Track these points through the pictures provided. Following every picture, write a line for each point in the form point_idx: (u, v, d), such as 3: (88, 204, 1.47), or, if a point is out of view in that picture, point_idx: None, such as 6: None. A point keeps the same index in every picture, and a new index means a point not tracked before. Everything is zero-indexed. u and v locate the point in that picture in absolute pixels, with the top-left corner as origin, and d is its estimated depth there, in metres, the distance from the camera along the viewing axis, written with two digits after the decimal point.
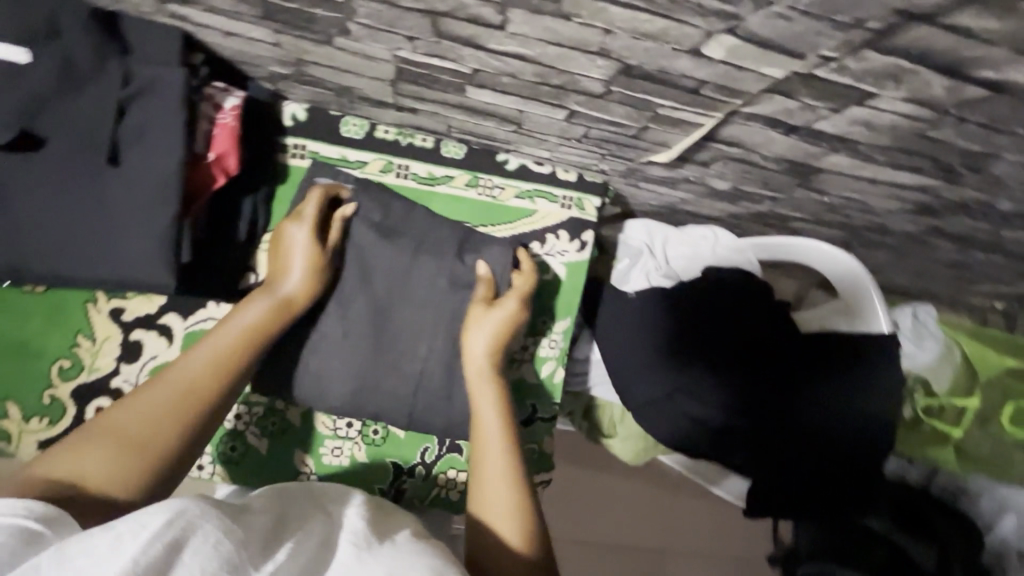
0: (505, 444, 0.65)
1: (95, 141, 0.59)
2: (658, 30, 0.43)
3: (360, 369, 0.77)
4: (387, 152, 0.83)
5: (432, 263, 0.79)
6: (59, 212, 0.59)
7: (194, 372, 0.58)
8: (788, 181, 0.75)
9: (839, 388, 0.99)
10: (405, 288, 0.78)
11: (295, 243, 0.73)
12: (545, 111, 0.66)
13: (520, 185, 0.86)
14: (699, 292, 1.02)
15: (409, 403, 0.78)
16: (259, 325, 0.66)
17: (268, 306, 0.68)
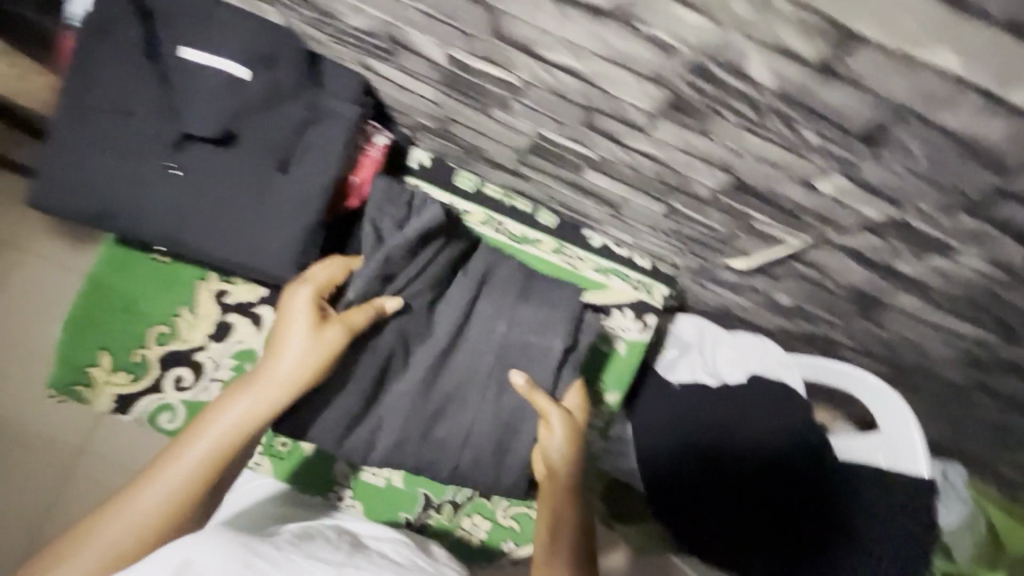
0: (572, 544, 0.72)
1: (275, 152, 0.69)
2: (782, 161, 0.51)
3: (426, 388, 0.79)
4: (489, 208, 0.92)
5: (492, 302, 0.83)
6: (224, 202, 0.68)
7: (154, 507, 0.57)
8: (851, 310, 0.81)
9: (856, 522, 0.97)
10: (467, 317, 0.82)
11: (294, 314, 0.67)
12: (647, 202, 0.75)
13: (599, 261, 0.94)
14: (735, 396, 1.07)
15: (466, 430, 0.80)
16: (231, 435, 0.62)
17: (247, 406, 0.63)
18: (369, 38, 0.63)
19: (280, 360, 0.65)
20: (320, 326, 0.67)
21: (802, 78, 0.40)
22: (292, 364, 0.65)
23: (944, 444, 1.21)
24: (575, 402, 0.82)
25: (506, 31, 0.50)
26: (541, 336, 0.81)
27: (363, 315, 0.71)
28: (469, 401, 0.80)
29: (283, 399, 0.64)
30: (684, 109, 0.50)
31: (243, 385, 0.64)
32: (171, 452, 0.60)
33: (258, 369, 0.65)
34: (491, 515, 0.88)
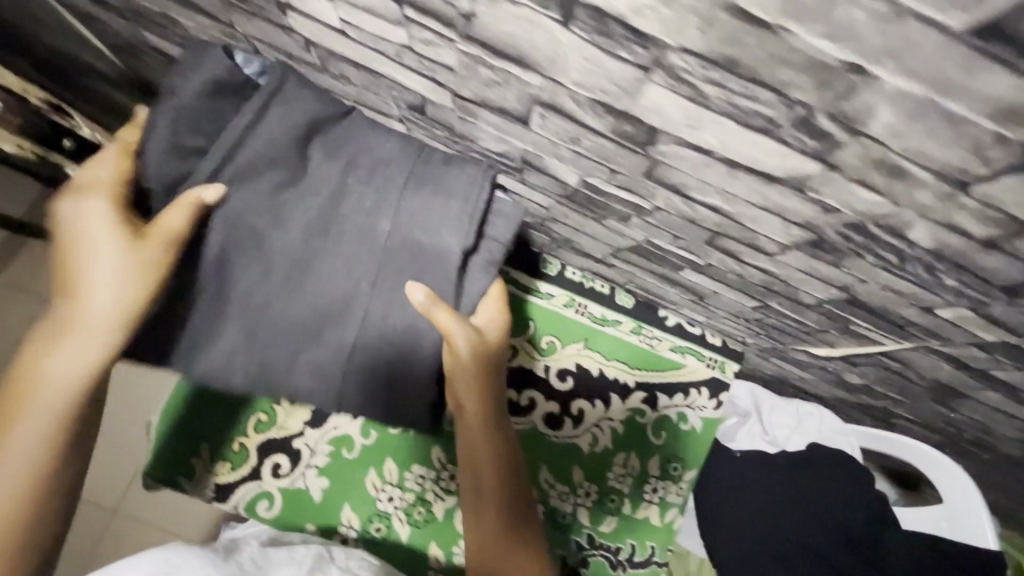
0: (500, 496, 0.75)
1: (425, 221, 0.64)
2: (907, 291, 0.56)
3: (298, 294, 0.65)
4: (571, 290, 0.96)
5: (378, 188, 0.64)
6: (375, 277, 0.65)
7: (13, 478, 0.56)
8: (924, 394, 0.85)
9: None
10: (335, 199, 0.64)
11: (82, 221, 0.60)
12: (738, 298, 0.80)
13: (675, 340, 0.98)
14: (802, 467, 1.10)
15: (346, 351, 0.67)
16: (70, 378, 0.58)
17: (80, 345, 0.58)
18: (501, 158, 0.67)
19: (88, 283, 0.58)
20: (111, 237, 0.59)
21: (961, 245, 0.45)
22: (108, 292, 0.58)
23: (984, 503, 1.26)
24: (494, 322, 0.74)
25: (658, 175, 0.54)
26: (429, 233, 0.64)
27: (173, 217, 0.59)
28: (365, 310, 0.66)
29: (116, 328, 0.59)
30: (823, 247, 0.54)
31: (69, 329, 0.58)
32: (11, 404, 0.57)
33: (65, 306, 0.59)
34: None
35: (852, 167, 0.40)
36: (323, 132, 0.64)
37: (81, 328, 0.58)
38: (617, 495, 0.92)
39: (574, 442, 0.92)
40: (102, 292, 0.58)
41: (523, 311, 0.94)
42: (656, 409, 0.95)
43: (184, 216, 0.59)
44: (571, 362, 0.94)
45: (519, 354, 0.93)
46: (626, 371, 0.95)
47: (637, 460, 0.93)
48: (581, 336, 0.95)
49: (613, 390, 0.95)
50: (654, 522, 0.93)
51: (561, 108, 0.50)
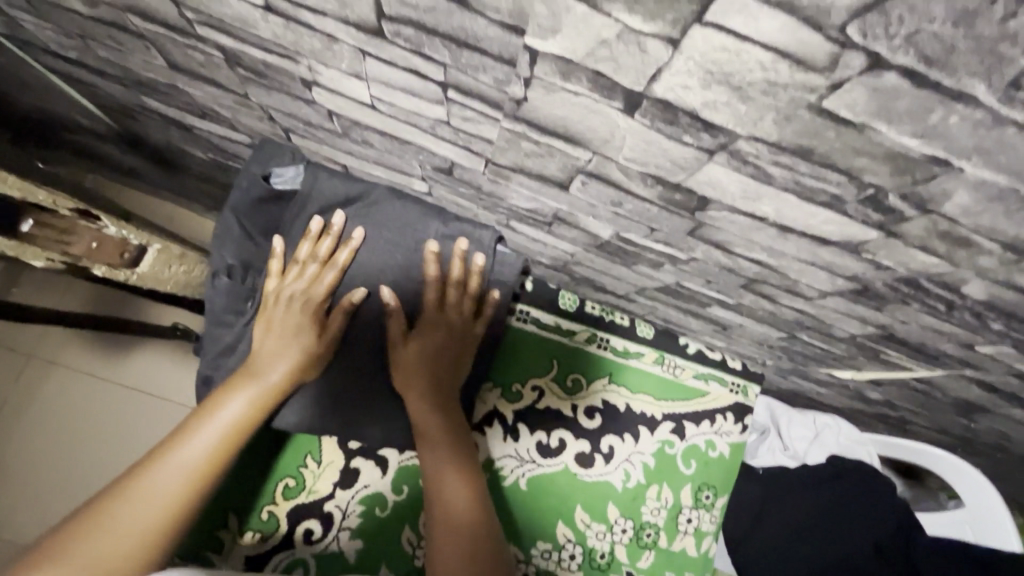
0: (466, 484, 0.73)
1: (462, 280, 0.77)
2: (949, 331, 0.56)
3: (359, 351, 0.76)
4: (592, 325, 0.95)
5: (407, 242, 0.75)
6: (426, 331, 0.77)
7: (152, 510, 0.61)
8: (948, 409, 0.87)
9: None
10: (372, 265, 0.75)
11: (276, 319, 0.73)
12: (764, 330, 0.80)
13: (697, 367, 0.98)
14: (826, 480, 1.10)
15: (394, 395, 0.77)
16: (236, 420, 0.67)
17: (246, 399, 0.68)
18: (529, 213, 0.66)
19: (271, 353, 0.71)
20: (300, 323, 0.72)
21: (1014, 299, 0.45)
22: (283, 366, 0.70)
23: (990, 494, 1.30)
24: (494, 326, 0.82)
25: (701, 233, 0.54)
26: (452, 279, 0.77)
27: (339, 313, 0.73)
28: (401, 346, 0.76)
29: (281, 392, 0.70)
30: (867, 295, 0.54)
31: (243, 379, 0.70)
32: (181, 436, 0.66)
33: (254, 368, 0.70)
34: None
35: (916, 236, 0.41)
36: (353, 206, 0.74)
37: (264, 389, 0.69)
38: (652, 528, 0.91)
39: (606, 480, 0.91)
40: (283, 365, 0.71)
41: (547, 351, 0.93)
42: (684, 438, 0.95)
43: (345, 317, 0.74)
44: (598, 398, 0.93)
45: (546, 394, 0.91)
46: (652, 402, 0.95)
47: (670, 491, 0.93)
48: (606, 371, 0.94)
49: (642, 423, 0.94)
50: (692, 551, 0.93)
51: (606, 177, 0.49)
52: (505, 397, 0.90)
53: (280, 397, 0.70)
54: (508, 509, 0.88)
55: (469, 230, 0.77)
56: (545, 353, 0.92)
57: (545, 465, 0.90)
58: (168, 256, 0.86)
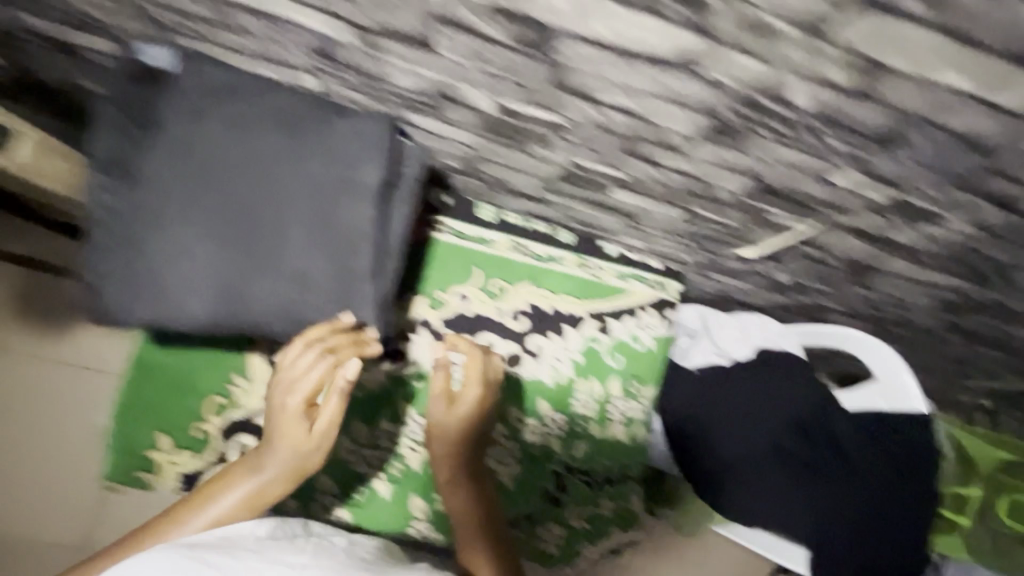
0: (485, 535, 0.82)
1: (353, 169, 0.69)
2: (806, 164, 0.61)
3: (246, 250, 0.68)
4: (513, 233, 0.98)
5: (296, 139, 0.68)
6: (318, 229, 0.69)
7: None
8: (845, 279, 0.93)
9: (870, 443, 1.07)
10: (253, 153, 0.67)
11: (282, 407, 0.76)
12: (666, 211, 0.85)
13: (618, 267, 1.02)
14: (758, 374, 1.15)
15: (286, 297, 0.70)
16: (222, 514, 0.74)
17: (245, 489, 0.75)
18: (417, 96, 0.68)
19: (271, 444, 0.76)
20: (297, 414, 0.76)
21: (837, 101, 0.49)
22: (278, 464, 0.76)
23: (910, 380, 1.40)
24: (401, 235, 0.75)
25: (565, 82, 0.57)
26: (344, 168, 0.69)
27: (333, 400, 0.76)
28: (288, 241, 0.69)
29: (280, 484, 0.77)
30: (725, 130, 0.58)
31: (253, 461, 0.76)
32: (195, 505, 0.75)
33: (259, 458, 0.76)
34: (562, 519, 0.98)
35: (729, 32, 0.44)
36: (228, 87, 0.67)
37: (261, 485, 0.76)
38: (583, 420, 0.96)
39: (536, 377, 0.95)
40: (281, 455, 0.76)
41: (468, 260, 0.95)
42: (610, 334, 0.99)
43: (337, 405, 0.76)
44: (523, 302, 0.97)
45: (471, 301, 0.95)
46: (576, 302, 0.99)
47: (600, 385, 0.97)
48: (528, 276, 0.97)
49: (567, 321, 0.98)
50: (623, 440, 0.99)
51: (460, 21, 0.51)
52: (430, 306, 0.93)
53: (277, 488, 0.76)
54: None
55: (367, 115, 0.70)
56: (468, 262, 0.95)
57: None
58: (46, 151, 0.79)
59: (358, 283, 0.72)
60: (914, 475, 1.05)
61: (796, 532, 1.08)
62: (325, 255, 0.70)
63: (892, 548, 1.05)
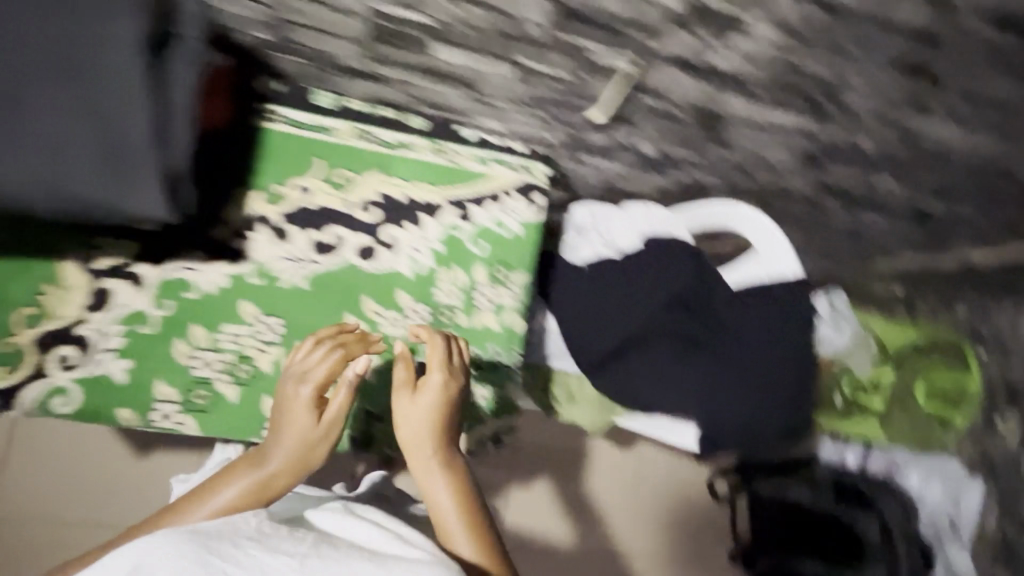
0: (461, 509, 0.75)
1: (102, 22, 0.61)
2: None
3: None
4: (356, 120, 0.92)
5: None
6: (66, 90, 0.61)
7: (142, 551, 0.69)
8: (702, 136, 0.90)
9: (752, 312, 1.07)
10: None
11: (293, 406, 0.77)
12: (496, 68, 0.80)
13: (477, 152, 0.97)
14: (644, 261, 1.12)
15: (32, 170, 0.61)
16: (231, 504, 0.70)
17: (244, 486, 0.72)
18: None
19: (274, 443, 0.75)
20: (301, 409, 0.77)
21: None
22: (283, 455, 0.74)
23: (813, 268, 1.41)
24: (187, 101, 0.68)
25: None
26: (91, 22, 0.61)
27: (341, 394, 0.77)
28: (32, 98, 0.60)
29: (280, 481, 0.74)
30: None
31: (251, 460, 0.75)
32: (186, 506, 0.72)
33: (260, 457, 0.75)
34: None
35: None
36: None
37: (266, 481, 0.73)
38: (449, 309, 0.93)
39: (394, 269, 0.90)
40: (281, 453, 0.75)
41: (307, 149, 0.89)
42: (472, 221, 0.94)
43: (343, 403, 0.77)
44: (373, 192, 0.91)
45: (313, 193, 0.89)
46: (432, 189, 0.93)
47: (463, 273, 0.93)
48: (376, 164, 0.92)
49: (423, 210, 0.92)
50: (495, 327, 0.95)
51: None
52: (267, 200, 0.87)
53: (277, 485, 0.74)
54: (292, 309, 0.85)
55: None
56: (309, 153, 0.89)
57: (325, 263, 0.87)
58: None
59: (131, 147, 0.64)
60: (794, 337, 1.06)
61: (687, 407, 1.08)
62: (84, 118, 0.63)
63: (779, 413, 1.06)
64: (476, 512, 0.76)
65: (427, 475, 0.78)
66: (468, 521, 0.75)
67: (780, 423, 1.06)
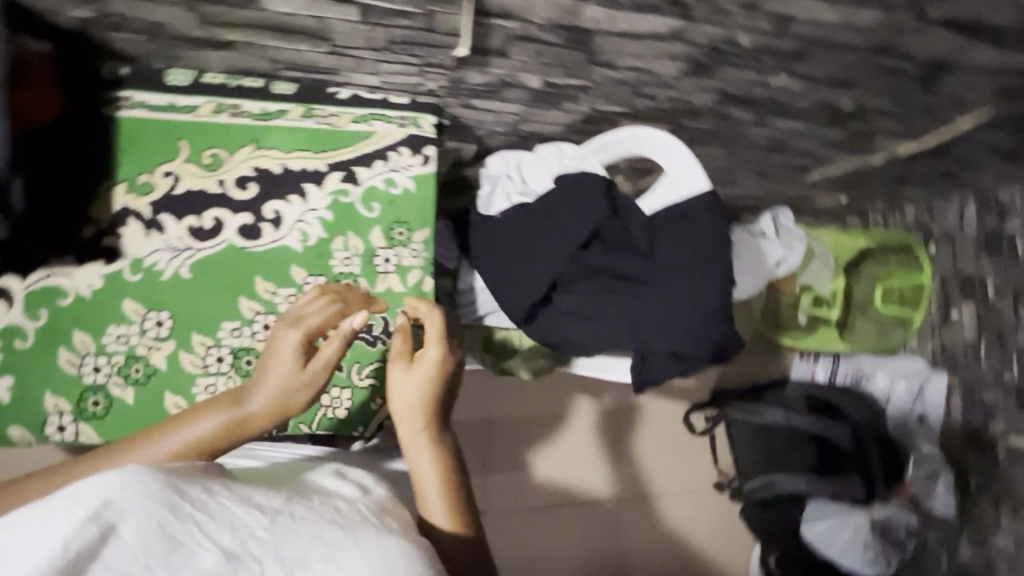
0: (441, 474, 0.75)
1: None
2: None
3: None
4: (217, 95, 0.86)
5: None
6: None
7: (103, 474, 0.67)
8: (580, 58, 0.85)
9: (667, 231, 1.03)
10: None
11: (276, 350, 0.76)
12: (341, 14, 0.75)
13: (355, 111, 0.93)
14: (554, 201, 1.09)
15: None
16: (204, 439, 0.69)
17: (222, 421, 0.71)
18: None
19: (256, 390, 0.73)
20: (286, 354, 0.75)
21: None
22: (263, 398, 0.72)
23: (737, 175, 1.43)
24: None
25: None
26: None
27: (334, 345, 0.76)
28: None
29: (256, 424, 0.73)
30: None
31: (228, 401, 0.73)
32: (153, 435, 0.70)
33: (239, 397, 0.73)
34: (349, 382, 0.91)
35: None
36: None
37: (243, 421, 0.72)
38: (349, 277, 0.89)
39: (282, 245, 0.87)
40: (264, 395, 0.73)
41: (168, 133, 0.84)
42: (359, 184, 0.91)
43: (339, 350, 0.76)
44: (248, 168, 0.86)
45: (182, 178, 0.84)
46: (311, 156, 0.89)
47: (358, 239, 0.90)
48: (248, 139, 0.87)
49: (305, 180, 0.88)
50: (399, 288, 0.92)
51: None
52: (132, 193, 0.82)
53: (252, 429, 0.73)
54: (177, 301, 0.82)
55: None
56: (171, 137, 0.84)
57: (207, 248, 0.84)
58: None
59: None
60: (713, 253, 0.99)
61: (613, 342, 1.04)
62: None
63: (707, 335, 0.98)
64: (456, 479, 0.76)
65: (415, 445, 0.77)
66: (448, 496, 0.74)
67: (710, 344, 0.98)
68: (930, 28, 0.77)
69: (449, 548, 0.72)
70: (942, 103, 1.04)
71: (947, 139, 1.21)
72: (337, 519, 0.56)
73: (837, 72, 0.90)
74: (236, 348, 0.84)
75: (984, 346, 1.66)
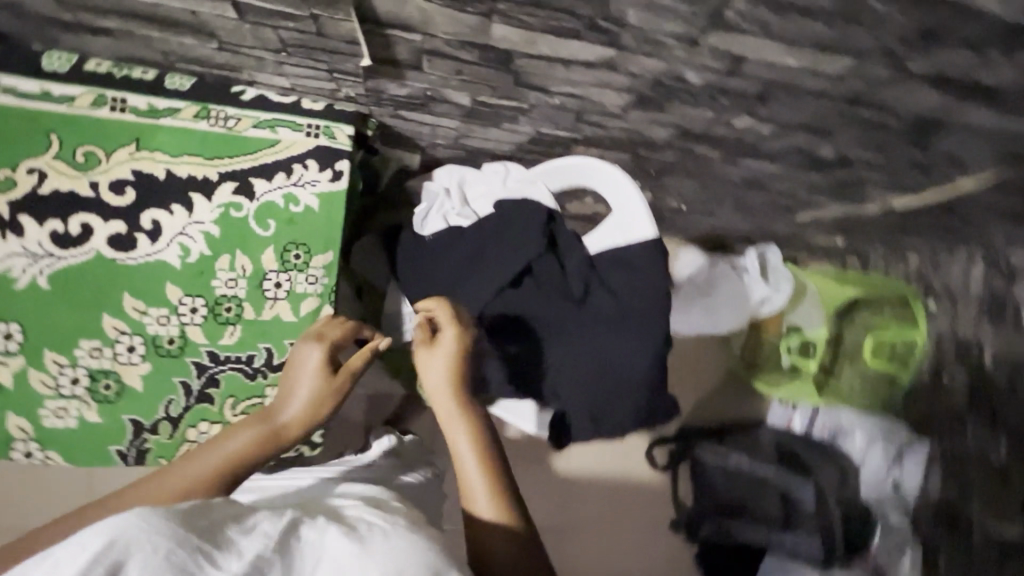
0: (484, 462, 0.68)
1: None
2: None
3: None
4: (98, 85, 0.77)
5: None
6: None
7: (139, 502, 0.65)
8: (506, 79, 0.74)
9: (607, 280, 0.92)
10: None
11: (302, 364, 0.75)
12: (212, 8, 0.64)
13: (259, 115, 0.83)
14: (489, 229, 0.96)
15: None
16: (237, 453, 0.68)
17: (256, 431, 0.70)
18: None
19: (288, 399, 0.73)
20: (310, 364, 0.75)
21: None
22: (295, 405, 0.73)
23: (711, 201, 1.30)
24: None
25: None
26: None
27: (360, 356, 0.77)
28: None
29: (290, 433, 0.71)
30: None
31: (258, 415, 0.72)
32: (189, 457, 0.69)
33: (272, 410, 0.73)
34: (220, 417, 0.80)
35: None
36: None
37: (280, 429, 0.71)
38: (232, 301, 0.80)
39: (157, 260, 0.78)
40: (296, 403, 0.73)
41: (38, 124, 0.75)
42: (255, 198, 0.81)
43: (363, 359, 0.77)
44: (126, 171, 0.78)
45: (49, 176, 0.75)
46: (202, 162, 0.80)
47: (247, 259, 0.81)
48: (130, 137, 0.78)
49: (192, 189, 0.79)
50: (288, 317, 0.82)
51: None
52: None
53: (287, 437, 0.71)
54: (28, 313, 0.74)
55: None
56: (41, 129, 0.75)
57: (70, 257, 0.75)
58: None
59: None
60: (650, 313, 0.88)
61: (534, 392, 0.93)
62: None
63: (629, 404, 0.89)
64: (499, 466, 0.69)
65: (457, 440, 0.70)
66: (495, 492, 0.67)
67: (631, 412, 0.90)
68: (909, 83, 0.65)
69: (500, 549, 0.64)
70: (934, 159, 0.90)
71: (945, 197, 1.07)
72: (341, 528, 0.52)
73: (807, 118, 0.78)
74: (93, 371, 0.76)
75: (972, 421, 1.41)
